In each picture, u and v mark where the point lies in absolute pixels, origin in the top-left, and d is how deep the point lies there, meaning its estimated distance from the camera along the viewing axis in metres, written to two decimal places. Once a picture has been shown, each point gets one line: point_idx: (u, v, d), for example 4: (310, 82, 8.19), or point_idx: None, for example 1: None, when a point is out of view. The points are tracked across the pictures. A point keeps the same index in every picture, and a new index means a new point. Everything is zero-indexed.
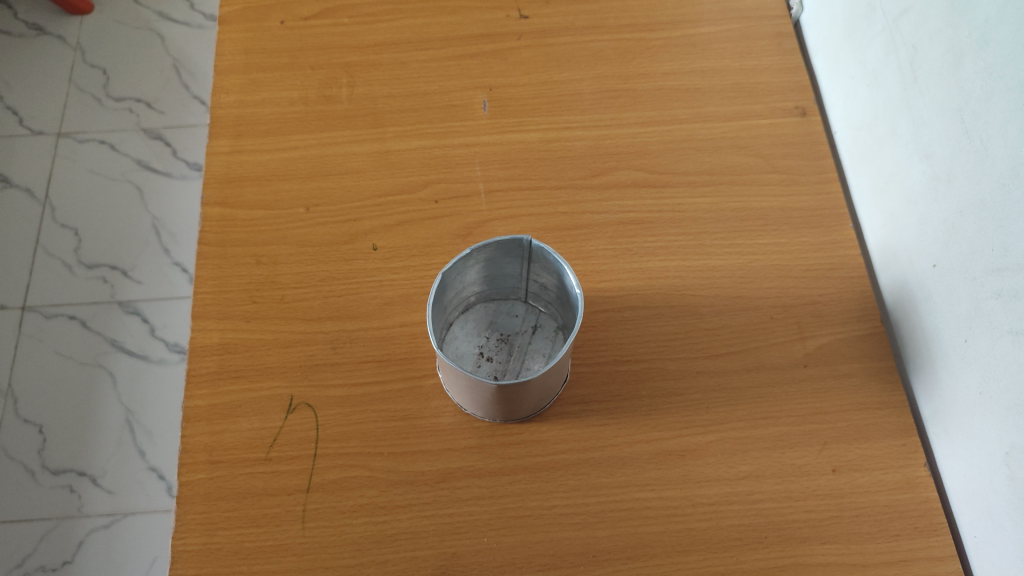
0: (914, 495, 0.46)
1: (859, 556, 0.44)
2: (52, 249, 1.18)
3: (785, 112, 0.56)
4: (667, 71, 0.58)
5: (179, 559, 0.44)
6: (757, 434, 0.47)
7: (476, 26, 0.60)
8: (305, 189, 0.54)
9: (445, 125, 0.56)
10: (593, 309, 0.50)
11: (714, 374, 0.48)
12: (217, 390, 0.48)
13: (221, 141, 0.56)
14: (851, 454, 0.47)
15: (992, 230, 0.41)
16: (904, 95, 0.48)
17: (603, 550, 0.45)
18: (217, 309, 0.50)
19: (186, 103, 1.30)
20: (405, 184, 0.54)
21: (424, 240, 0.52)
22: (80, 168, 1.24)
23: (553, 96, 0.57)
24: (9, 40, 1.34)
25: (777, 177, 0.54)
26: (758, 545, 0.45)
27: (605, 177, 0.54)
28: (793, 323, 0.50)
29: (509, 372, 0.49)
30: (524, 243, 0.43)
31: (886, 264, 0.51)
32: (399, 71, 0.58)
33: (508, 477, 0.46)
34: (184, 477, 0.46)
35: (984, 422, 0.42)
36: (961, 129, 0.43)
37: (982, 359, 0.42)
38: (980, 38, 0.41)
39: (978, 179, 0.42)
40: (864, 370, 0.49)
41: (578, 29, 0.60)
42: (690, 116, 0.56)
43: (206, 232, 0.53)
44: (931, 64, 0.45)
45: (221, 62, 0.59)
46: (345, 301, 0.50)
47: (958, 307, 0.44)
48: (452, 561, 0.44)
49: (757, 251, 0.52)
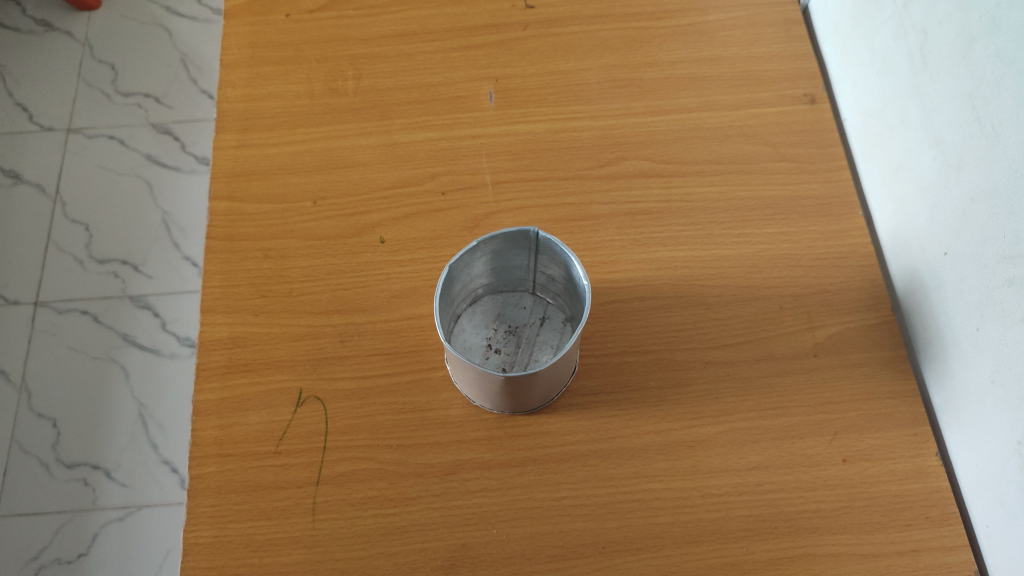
0: (926, 485, 0.45)
1: (869, 546, 0.44)
2: (63, 244, 1.19)
3: (794, 99, 0.56)
4: (675, 60, 0.57)
5: (191, 552, 0.45)
6: (767, 424, 0.47)
7: (482, 16, 0.60)
8: (311, 183, 0.54)
9: (451, 117, 0.56)
10: (601, 300, 0.50)
11: (723, 365, 0.48)
12: (227, 384, 0.49)
13: (228, 135, 0.56)
14: (863, 444, 0.46)
15: (1002, 217, 0.40)
16: (914, 82, 0.47)
17: (611, 542, 0.45)
18: (226, 303, 0.51)
19: (194, 97, 1.30)
20: (412, 176, 0.54)
21: (431, 233, 0.52)
22: (89, 164, 1.25)
23: (559, 86, 0.57)
24: (18, 37, 1.35)
25: (786, 165, 0.54)
26: (768, 535, 0.45)
27: (612, 167, 0.54)
28: (803, 312, 0.49)
29: (517, 364, 0.49)
30: (530, 235, 0.43)
31: (897, 252, 0.51)
32: (406, 62, 0.58)
33: (517, 469, 0.46)
34: (195, 470, 0.47)
35: (996, 412, 0.42)
36: (972, 116, 0.42)
37: (994, 347, 0.41)
38: (991, 22, 0.41)
39: (990, 165, 0.41)
40: (874, 360, 0.48)
41: (584, 18, 0.59)
42: (698, 105, 0.56)
43: (214, 227, 0.53)
44: (941, 50, 0.45)
45: (227, 56, 0.59)
46: (354, 294, 0.50)
47: (970, 295, 0.43)
48: (461, 552, 0.45)
49: (766, 240, 0.51)
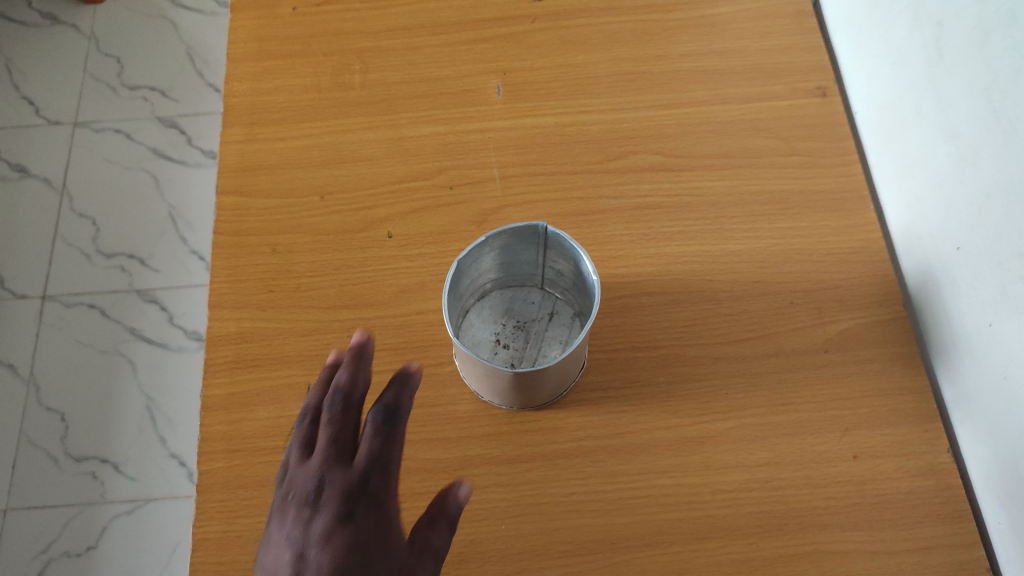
0: (937, 482, 0.45)
1: (880, 543, 0.44)
2: (71, 238, 1.20)
3: (804, 93, 0.55)
4: (684, 53, 0.57)
5: (201, 547, 0.45)
6: (777, 420, 0.46)
7: (490, 8, 0.59)
8: (319, 177, 0.54)
9: (459, 110, 0.56)
10: (610, 296, 0.50)
11: (732, 361, 0.48)
12: (235, 379, 0.49)
13: (235, 129, 0.56)
14: (873, 441, 0.46)
15: (1018, 212, 0.40)
16: (929, 75, 0.47)
17: (620, 538, 0.44)
18: (233, 298, 0.51)
19: (200, 90, 1.30)
20: (420, 171, 0.54)
21: (439, 227, 0.52)
22: (96, 158, 1.25)
23: (567, 80, 0.56)
24: (24, 30, 1.35)
25: (797, 159, 0.53)
26: (778, 531, 0.44)
27: (621, 161, 0.53)
28: (814, 307, 0.49)
29: (525, 359, 0.49)
30: (539, 229, 0.43)
31: (909, 247, 0.50)
32: (414, 56, 0.58)
33: (525, 465, 0.46)
34: (204, 466, 0.47)
35: (1009, 409, 0.42)
36: (989, 110, 0.42)
37: (1008, 344, 0.41)
38: (1008, 14, 0.40)
39: (1005, 160, 0.40)
40: (886, 356, 0.48)
41: (593, 11, 0.59)
42: (708, 99, 0.55)
43: (221, 222, 0.53)
44: (957, 42, 0.44)
45: (233, 50, 0.59)
46: (362, 289, 0.50)
47: (983, 291, 0.43)
48: (470, 548, 0.45)
49: (776, 235, 0.51)
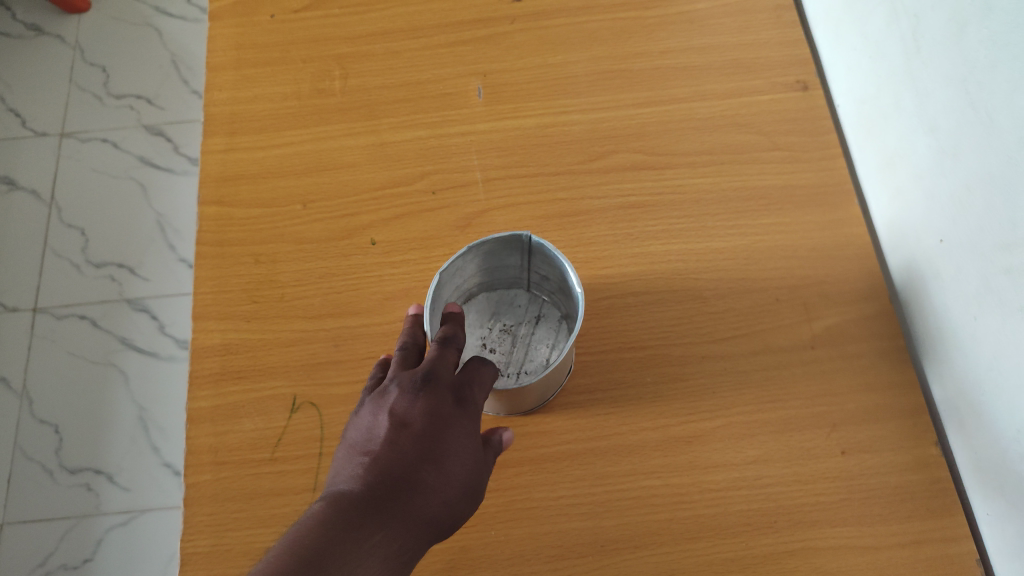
0: (925, 475, 0.45)
1: (870, 538, 0.44)
2: (60, 250, 1.19)
3: (785, 87, 0.55)
4: (664, 50, 0.57)
5: (189, 561, 0.45)
6: (765, 418, 0.46)
7: (468, 10, 0.59)
8: (300, 185, 0.54)
9: (440, 114, 0.55)
10: (595, 297, 0.50)
11: (719, 359, 0.48)
12: (221, 391, 0.48)
13: (215, 139, 0.56)
14: (861, 435, 0.46)
15: (998, 205, 0.39)
16: (907, 67, 0.47)
17: (610, 540, 0.44)
18: (218, 310, 0.50)
19: (185, 98, 1.29)
20: (401, 176, 0.53)
21: (422, 233, 0.51)
22: (83, 168, 1.24)
23: (548, 80, 0.56)
24: (8, 41, 1.34)
25: (779, 154, 0.53)
26: (768, 529, 0.44)
27: (603, 161, 0.53)
28: (799, 303, 0.49)
29: (512, 364, 0.49)
30: (523, 238, 0.43)
31: (893, 240, 0.50)
32: (393, 60, 0.57)
33: (514, 470, 0.46)
34: (191, 479, 0.46)
35: (995, 401, 0.41)
36: (967, 102, 0.41)
37: (993, 336, 0.41)
38: (983, 5, 0.39)
39: (985, 152, 0.40)
40: (872, 350, 0.48)
41: (572, 10, 0.58)
42: (689, 95, 0.55)
43: (203, 233, 0.53)
44: (933, 34, 0.43)
45: (212, 59, 0.59)
46: (346, 297, 0.50)
47: (967, 284, 0.43)
48: (460, 555, 0.44)
49: (760, 231, 0.51)
